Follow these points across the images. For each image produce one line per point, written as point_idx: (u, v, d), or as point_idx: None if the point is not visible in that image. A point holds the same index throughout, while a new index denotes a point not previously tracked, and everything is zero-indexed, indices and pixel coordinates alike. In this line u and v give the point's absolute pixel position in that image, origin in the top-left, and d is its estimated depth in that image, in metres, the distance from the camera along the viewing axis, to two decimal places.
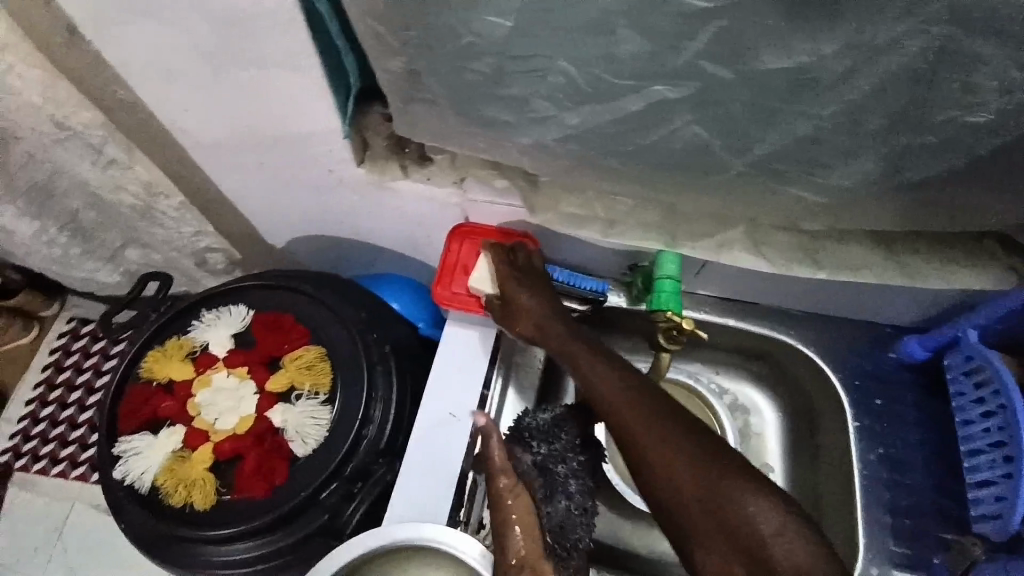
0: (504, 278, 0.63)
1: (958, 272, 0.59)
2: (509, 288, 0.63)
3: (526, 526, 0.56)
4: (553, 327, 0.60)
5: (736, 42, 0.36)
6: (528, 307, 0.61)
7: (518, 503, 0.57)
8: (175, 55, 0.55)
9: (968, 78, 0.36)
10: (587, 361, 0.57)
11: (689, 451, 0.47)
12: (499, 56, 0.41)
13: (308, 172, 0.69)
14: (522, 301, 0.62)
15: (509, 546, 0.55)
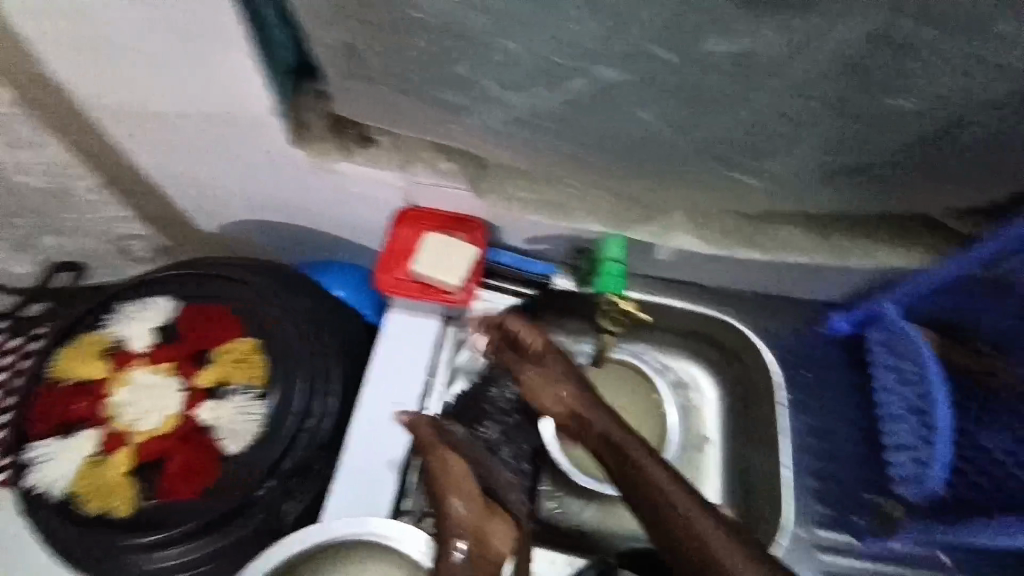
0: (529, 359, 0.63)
1: (886, 254, 0.62)
2: (530, 369, 0.62)
3: (464, 494, 0.55)
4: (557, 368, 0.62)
5: (684, 26, 0.36)
6: (555, 387, 0.60)
7: (455, 471, 0.56)
8: (80, 19, 0.49)
9: (901, 66, 0.37)
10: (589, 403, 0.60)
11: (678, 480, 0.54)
12: (442, 33, 0.38)
13: (242, 153, 0.64)
14: (546, 377, 0.61)
15: (451, 516, 0.54)
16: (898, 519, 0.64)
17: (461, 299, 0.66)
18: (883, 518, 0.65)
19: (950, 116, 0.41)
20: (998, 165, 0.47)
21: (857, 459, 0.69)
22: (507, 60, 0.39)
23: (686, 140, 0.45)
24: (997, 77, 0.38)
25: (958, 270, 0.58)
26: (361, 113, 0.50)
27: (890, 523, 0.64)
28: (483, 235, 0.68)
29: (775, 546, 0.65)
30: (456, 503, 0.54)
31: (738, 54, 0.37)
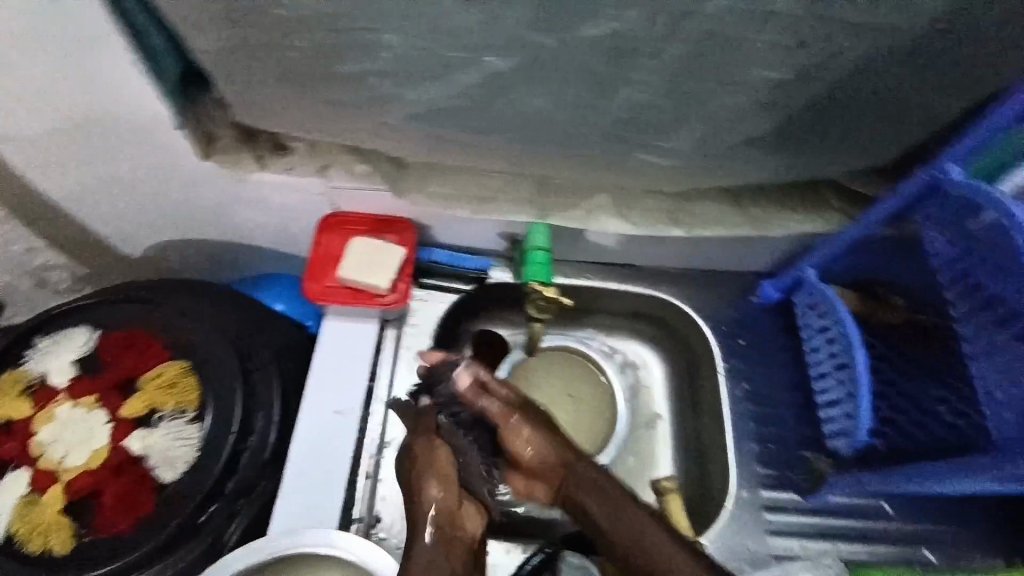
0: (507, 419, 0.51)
1: (800, 220, 0.65)
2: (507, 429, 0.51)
3: (444, 480, 0.49)
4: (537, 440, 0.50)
5: (557, 9, 0.36)
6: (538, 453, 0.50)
7: (438, 457, 0.49)
8: None
9: (770, 37, 0.38)
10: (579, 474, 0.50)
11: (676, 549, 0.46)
12: (316, 29, 0.38)
13: (151, 170, 0.62)
14: (528, 439, 0.50)
15: (424, 501, 0.48)
16: (826, 474, 0.67)
17: (393, 299, 0.64)
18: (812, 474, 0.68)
19: (824, 81, 0.43)
20: (883, 126, 0.49)
21: (795, 418, 0.72)
22: (392, 55, 0.39)
23: (584, 122, 0.46)
24: (855, 39, 0.40)
25: (863, 229, 0.60)
26: (259, 116, 0.49)
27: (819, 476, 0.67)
28: (413, 235, 0.67)
29: (706, 538, 0.66)
30: (434, 493, 0.48)
31: (613, 34, 0.38)
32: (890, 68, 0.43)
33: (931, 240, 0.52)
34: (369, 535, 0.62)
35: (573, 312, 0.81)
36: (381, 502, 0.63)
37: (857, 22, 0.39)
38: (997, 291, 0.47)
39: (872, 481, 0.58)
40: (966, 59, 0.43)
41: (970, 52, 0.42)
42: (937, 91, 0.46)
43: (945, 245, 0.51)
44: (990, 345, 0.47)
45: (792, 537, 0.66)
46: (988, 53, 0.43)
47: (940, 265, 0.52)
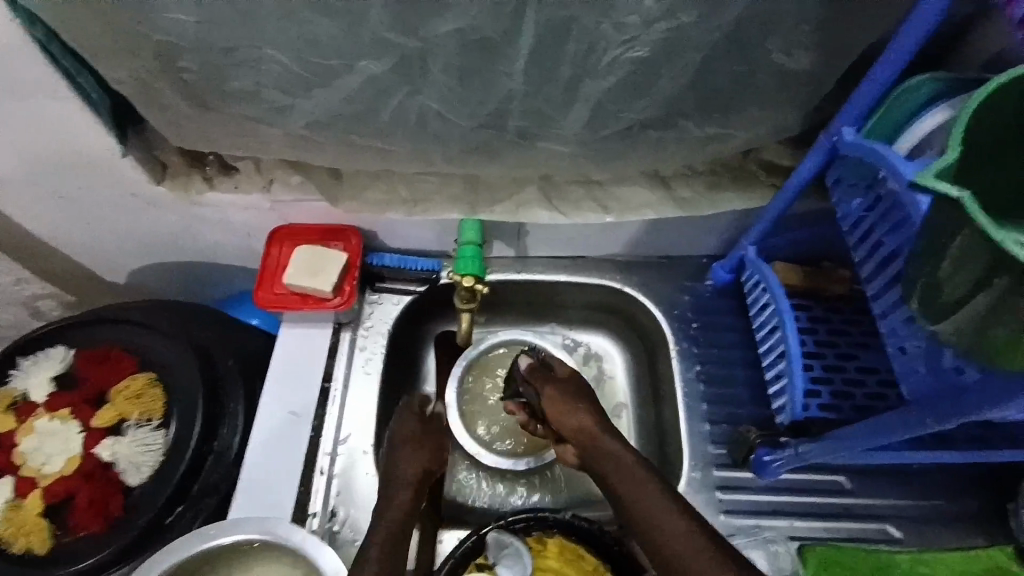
0: (548, 402, 0.63)
1: (730, 198, 0.65)
2: (554, 413, 0.62)
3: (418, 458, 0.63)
4: (577, 414, 0.61)
5: (404, 9, 0.41)
6: (572, 427, 0.61)
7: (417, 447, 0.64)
8: None
9: (609, 19, 0.42)
10: (598, 443, 0.60)
11: (662, 504, 0.54)
12: (200, 45, 0.44)
13: (111, 199, 0.66)
14: (571, 408, 0.62)
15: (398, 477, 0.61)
16: (756, 443, 0.65)
17: (340, 302, 0.68)
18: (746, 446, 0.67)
19: (680, 57, 0.46)
20: (772, 99, 0.51)
21: (747, 397, 0.72)
22: (281, 69, 0.45)
23: (469, 116, 0.51)
24: (698, 14, 0.42)
25: (787, 199, 0.60)
26: (183, 137, 0.54)
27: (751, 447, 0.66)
28: (358, 241, 0.71)
29: (683, 484, 0.68)
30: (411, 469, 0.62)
31: (463, 30, 0.43)
32: (748, 40, 0.45)
33: (846, 205, 0.52)
34: (324, 528, 0.65)
35: (533, 308, 0.82)
36: (336, 497, 0.67)
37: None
38: (893, 245, 0.46)
39: (810, 452, 0.57)
40: (819, 27, 0.45)
41: (820, 20, 0.45)
42: (812, 56, 0.48)
43: (857, 207, 0.51)
44: (895, 301, 0.46)
45: (747, 515, 0.66)
46: (846, 13, 0.44)
47: (850, 230, 0.52)
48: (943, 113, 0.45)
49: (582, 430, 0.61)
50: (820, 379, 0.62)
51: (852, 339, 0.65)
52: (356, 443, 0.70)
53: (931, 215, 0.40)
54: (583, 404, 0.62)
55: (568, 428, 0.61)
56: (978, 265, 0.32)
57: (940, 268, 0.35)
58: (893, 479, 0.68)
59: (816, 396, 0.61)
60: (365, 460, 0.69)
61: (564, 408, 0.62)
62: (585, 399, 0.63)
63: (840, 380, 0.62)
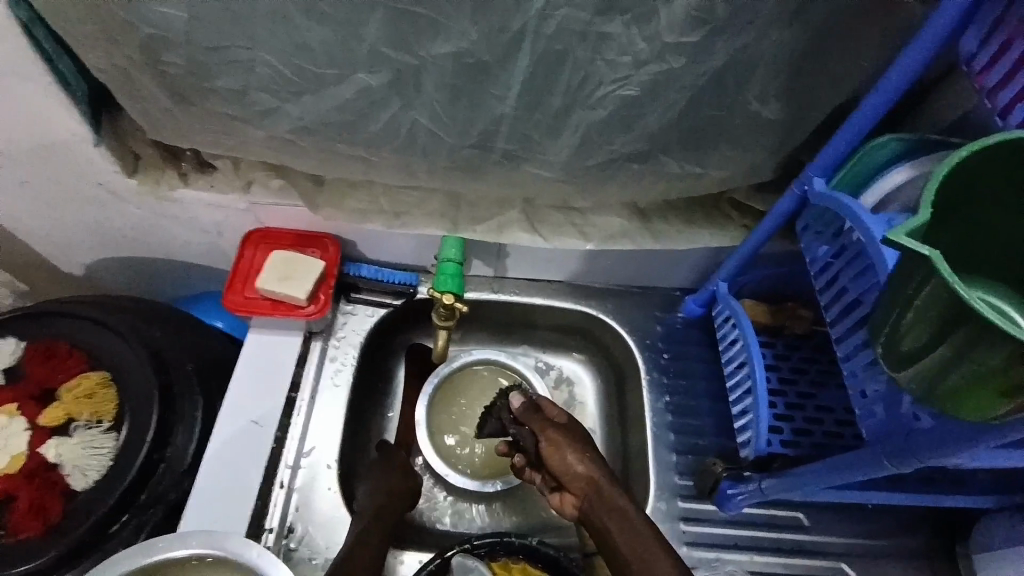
0: (551, 450, 0.59)
1: (704, 234, 0.67)
2: (557, 462, 0.59)
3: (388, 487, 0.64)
4: (578, 464, 0.58)
5: (402, 28, 0.41)
6: (578, 478, 0.58)
7: (389, 477, 0.66)
8: None
9: (603, 55, 0.43)
10: (598, 496, 0.57)
11: (655, 549, 0.53)
12: (191, 41, 0.43)
13: (78, 188, 0.64)
14: (574, 457, 0.59)
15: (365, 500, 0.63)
16: (721, 476, 0.66)
17: (313, 310, 0.67)
18: (712, 477, 0.68)
19: (667, 97, 0.47)
20: (750, 143, 0.53)
21: (713, 429, 0.74)
22: (272, 72, 0.45)
23: (459, 136, 0.51)
24: (687, 59, 0.44)
25: (759, 241, 0.62)
26: (163, 132, 0.53)
27: (717, 479, 0.67)
28: (336, 250, 0.70)
29: (650, 510, 0.68)
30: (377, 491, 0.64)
31: (459, 52, 0.43)
32: (732, 85, 0.47)
33: (814, 250, 0.54)
34: (279, 544, 0.63)
35: (507, 327, 0.82)
36: (294, 513, 0.65)
37: (686, 43, 0.43)
38: (856, 292, 0.49)
39: (772, 488, 0.59)
40: (798, 79, 0.47)
41: (800, 73, 0.47)
42: (790, 106, 0.50)
43: (824, 253, 0.53)
44: (857, 346, 0.48)
45: (707, 548, 0.67)
46: (823, 69, 0.47)
47: (818, 274, 0.54)
48: (907, 170, 0.47)
49: (584, 481, 0.58)
50: (781, 415, 0.64)
51: (814, 378, 0.67)
52: (319, 457, 0.68)
53: (895, 267, 0.42)
54: (587, 451, 0.59)
55: (569, 478, 0.58)
56: (939, 321, 0.33)
57: (903, 320, 0.36)
58: (847, 515, 0.70)
59: (778, 432, 0.63)
60: (328, 475, 0.67)
61: (567, 455, 0.59)
62: (587, 445, 0.60)
63: (801, 417, 0.63)
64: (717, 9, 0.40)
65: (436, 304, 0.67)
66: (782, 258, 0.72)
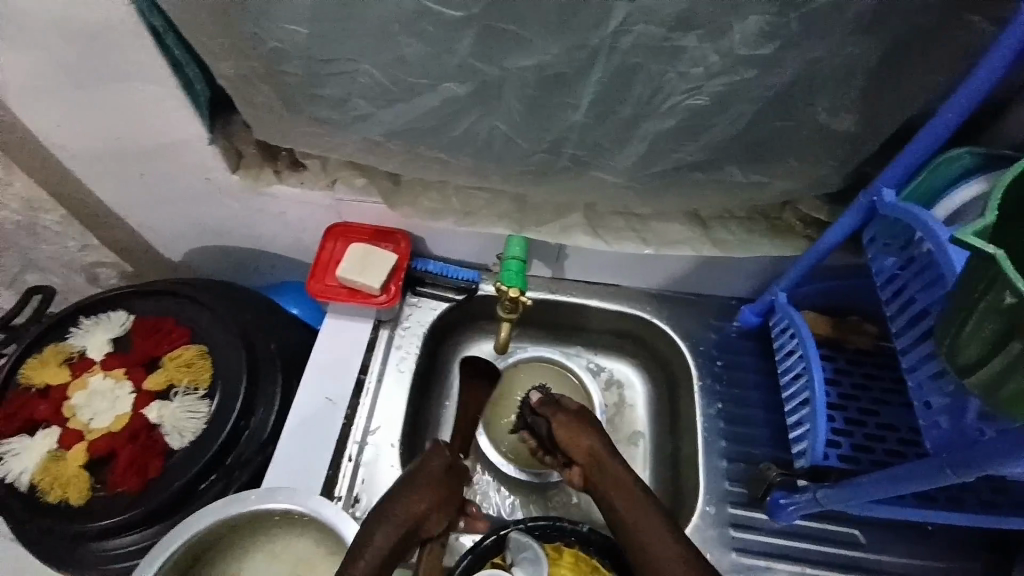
0: (562, 429, 0.62)
1: (764, 244, 0.68)
2: (568, 440, 0.61)
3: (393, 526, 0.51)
4: (585, 439, 0.60)
5: (491, 43, 0.45)
6: (585, 450, 0.60)
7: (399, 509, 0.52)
8: (18, 69, 0.56)
9: (676, 68, 0.46)
10: (605, 469, 0.58)
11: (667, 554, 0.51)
12: (304, 54, 0.48)
13: (187, 182, 0.71)
14: (582, 434, 0.61)
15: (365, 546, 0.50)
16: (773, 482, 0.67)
17: (385, 300, 0.72)
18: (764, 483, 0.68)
19: (736, 108, 0.49)
20: (817, 152, 0.54)
21: (766, 439, 0.74)
22: (371, 81, 0.50)
23: (533, 141, 0.55)
24: (756, 72, 0.46)
25: (820, 254, 0.62)
26: (269, 135, 0.59)
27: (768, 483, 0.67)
28: (407, 245, 0.74)
29: (689, 531, 0.68)
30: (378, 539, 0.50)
31: (539, 65, 0.47)
32: (801, 97, 0.48)
33: (880, 262, 0.54)
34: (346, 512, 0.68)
35: (560, 328, 0.85)
36: (361, 485, 0.69)
37: (760, 57, 0.45)
38: (924, 303, 0.48)
39: (827, 496, 0.58)
40: (870, 90, 0.48)
41: (873, 84, 0.47)
42: (860, 120, 0.51)
43: (891, 264, 0.53)
44: (922, 357, 0.48)
45: (757, 556, 0.67)
46: (895, 84, 0.48)
47: (884, 285, 0.54)
48: (982, 183, 0.47)
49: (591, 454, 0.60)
50: (840, 429, 0.63)
51: (874, 395, 0.66)
52: (382, 437, 0.72)
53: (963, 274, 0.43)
54: (598, 429, 0.61)
55: (578, 454, 0.60)
56: (1004, 324, 0.34)
57: (963, 330, 0.37)
58: (904, 535, 0.69)
59: (836, 446, 0.62)
60: (391, 453, 0.71)
61: (577, 432, 0.61)
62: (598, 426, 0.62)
63: (861, 433, 0.63)
64: (791, 24, 0.42)
65: (501, 298, 0.71)
66: (845, 271, 0.71)
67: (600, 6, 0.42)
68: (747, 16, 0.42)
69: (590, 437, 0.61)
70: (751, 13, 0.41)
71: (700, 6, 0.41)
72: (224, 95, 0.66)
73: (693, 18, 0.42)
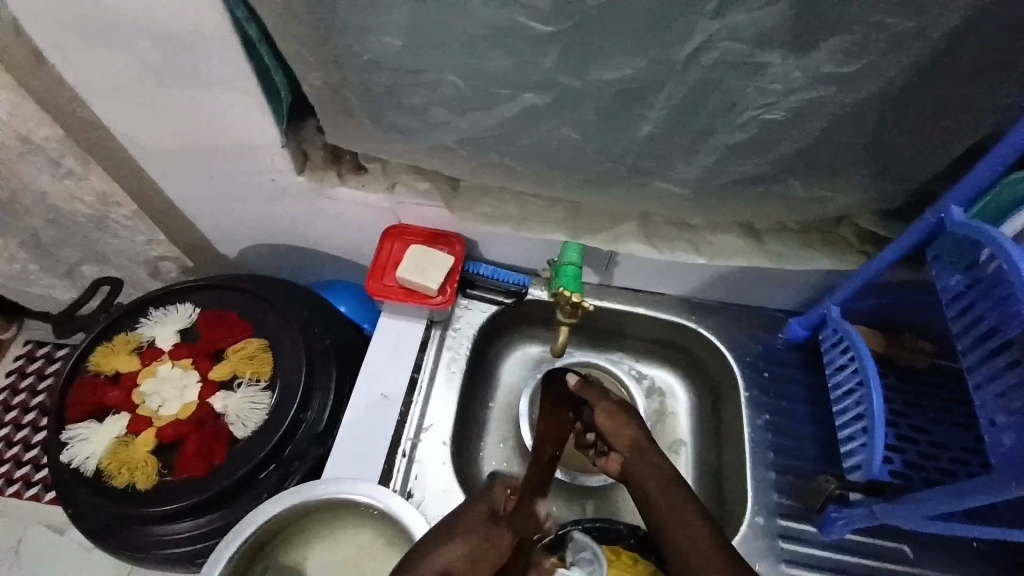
0: (605, 417, 0.62)
1: (819, 257, 0.68)
2: (610, 428, 0.61)
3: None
4: (627, 428, 0.61)
5: (577, 57, 0.47)
6: (626, 440, 0.60)
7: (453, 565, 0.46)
8: (114, 70, 0.59)
9: (757, 83, 0.47)
10: (646, 457, 0.59)
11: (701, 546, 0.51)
12: (393, 64, 0.51)
13: (256, 182, 0.74)
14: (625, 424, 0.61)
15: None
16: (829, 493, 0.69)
17: (442, 301, 0.74)
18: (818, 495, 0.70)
19: (810, 124, 0.50)
20: (885, 168, 0.55)
21: (812, 452, 0.74)
22: (453, 90, 0.52)
23: (603, 151, 0.56)
24: (836, 88, 0.47)
25: (879, 269, 0.62)
26: (344, 140, 0.62)
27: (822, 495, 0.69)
28: (462, 248, 0.76)
29: (736, 541, 0.69)
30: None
31: (621, 79, 0.48)
32: (875, 114, 0.49)
33: (945, 280, 0.54)
34: None
35: (605, 334, 0.86)
36: (414, 480, 0.70)
37: (844, 74, 0.46)
38: (995, 321, 0.48)
39: (884, 512, 0.58)
40: (947, 109, 0.48)
41: (950, 102, 0.48)
42: (933, 138, 0.51)
43: (956, 283, 0.53)
44: (991, 374, 0.48)
45: (805, 568, 0.67)
46: (975, 105, 0.48)
47: (949, 302, 0.53)
48: None
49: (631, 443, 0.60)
50: (895, 445, 0.63)
51: (928, 412, 0.66)
52: (434, 435, 0.73)
53: None
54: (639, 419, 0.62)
55: (616, 442, 0.61)
56: None
57: None
58: (953, 555, 0.68)
59: (888, 462, 0.62)
60: (443, 451, 0.73)
61: (619, 420, 0.61)
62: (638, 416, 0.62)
63: (915, 450, 0.63)
64: (877, 44, 0.43)
65: (562, 304, 0.72)
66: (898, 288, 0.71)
67: (689, 23, 0.43)
68: (835, 35, 0.43)
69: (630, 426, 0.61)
70: (839, 32, 0.42)
71: (789, 25, 0.42)
72: (302, 101, 0.69)
73: (780, 36, 0.43)
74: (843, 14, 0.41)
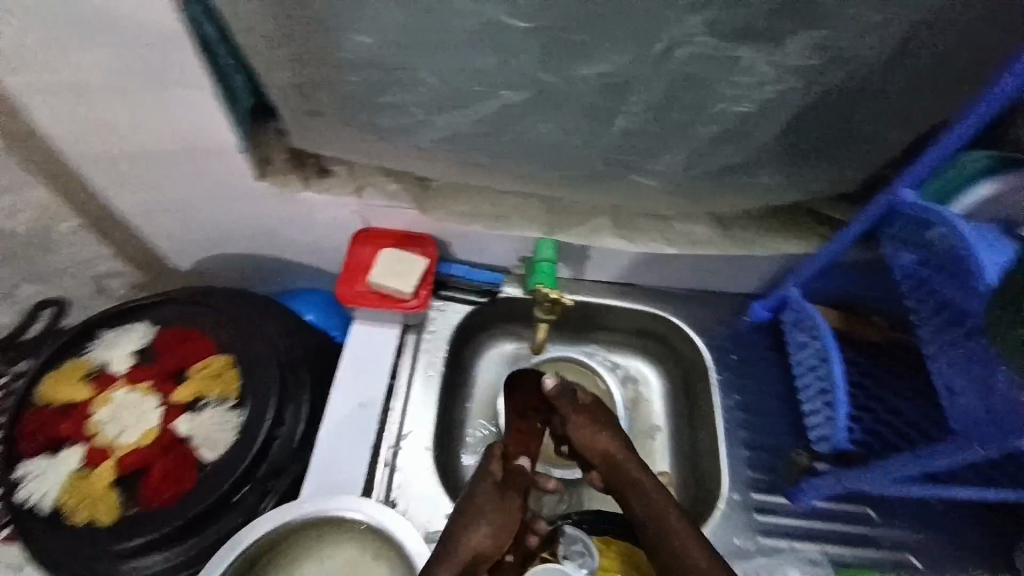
0: (577, 429, 0.62)
1: (781, 242, 0.72)
2: (584, 440, 0.62)
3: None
4: (600, 437, 0.62)
5: (557, 53, 0.47)
6: (598, 451, 0.62)
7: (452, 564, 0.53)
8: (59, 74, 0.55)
9: (729, 77, 0.49)
10: (628, 465, 0.62)
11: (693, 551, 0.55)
12: (367, 63, 0.49)
13: (216, 189, 0.71)
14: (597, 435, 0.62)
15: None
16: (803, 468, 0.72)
17: (416, 304, 0.72)
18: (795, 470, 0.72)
19: (777, 115, 0.52)
20: (842, 156, 0.58)
21: (781, 428, 0.78)
22: (429, 89, 0.51)
23: (580, 147, 0.57)
24: (802, 81, 0.49)
25: (837, 250, 0.66)
26: (314, 142, 0.60)
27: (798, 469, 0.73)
28: (434, 249, 0.75)
29: (706, 530, 0.71)
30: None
31: (600, 74, 0.49)
32: (836, 104, 0.52)
33: (900, 259, 0.58)
34: None
35: (579, 328, 0.87)
36: (397, 489, 0.69)
37: (809, 67, 0.48)
38: (946, 294, 0.52)
39: (852, 478, 0.62)
40: (898, 98, 0.52)
41: (901, 92, 0.51)
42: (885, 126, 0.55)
43: (909, 263, 0.57)
44: (946, 344, 0.52)
45: (781, 537, 0.71)
46: (922, 94, 0.52)
47: (903, 278, 0.57)
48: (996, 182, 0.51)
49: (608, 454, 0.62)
50: (858, 415, 0.67)
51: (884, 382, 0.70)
52: (415, 441, 0.72)
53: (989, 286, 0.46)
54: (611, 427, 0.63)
55: (592, 452, 0.62)
56: None
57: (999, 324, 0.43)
58: (912, 513, 0.73)
59: (853, 431, 0.66)
60: (426, 456, 0.72)
61: (591, 431, 0.63)
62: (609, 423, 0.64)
63: (875, 418, 0.67)
64: (839, 38, 0.46)
65: (540, 300, 0.73)
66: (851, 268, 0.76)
67: (666, 19, 0.44)
68: (802, 29, 0.45)
69: (604, 437, 0.63)
70: (807, 26, 0.45)
71: (761, 21, 0.44)
72: (263, 103, 0.66)
73: (751, 32, 0.45)
74: (809, 9, 0.43)
